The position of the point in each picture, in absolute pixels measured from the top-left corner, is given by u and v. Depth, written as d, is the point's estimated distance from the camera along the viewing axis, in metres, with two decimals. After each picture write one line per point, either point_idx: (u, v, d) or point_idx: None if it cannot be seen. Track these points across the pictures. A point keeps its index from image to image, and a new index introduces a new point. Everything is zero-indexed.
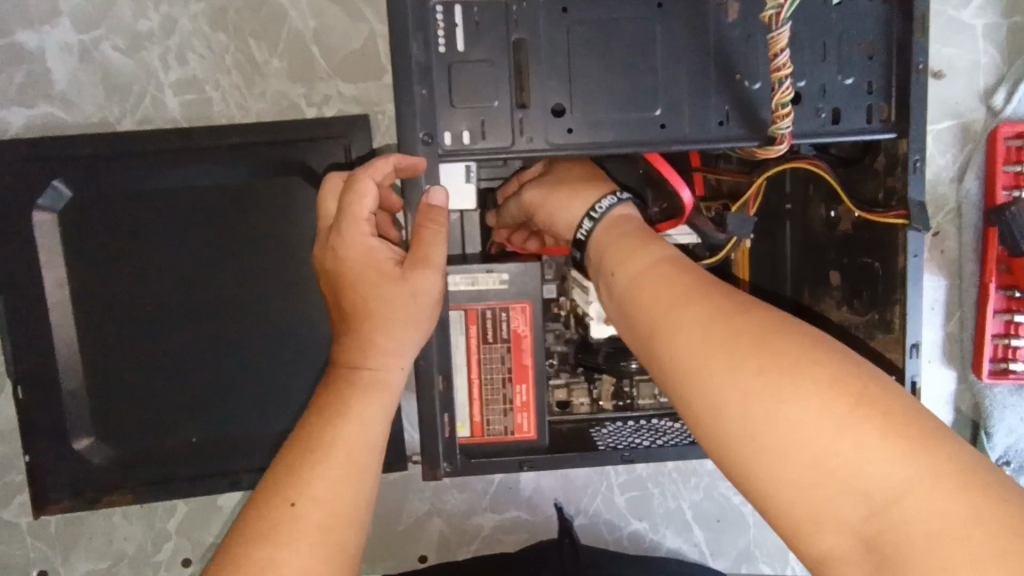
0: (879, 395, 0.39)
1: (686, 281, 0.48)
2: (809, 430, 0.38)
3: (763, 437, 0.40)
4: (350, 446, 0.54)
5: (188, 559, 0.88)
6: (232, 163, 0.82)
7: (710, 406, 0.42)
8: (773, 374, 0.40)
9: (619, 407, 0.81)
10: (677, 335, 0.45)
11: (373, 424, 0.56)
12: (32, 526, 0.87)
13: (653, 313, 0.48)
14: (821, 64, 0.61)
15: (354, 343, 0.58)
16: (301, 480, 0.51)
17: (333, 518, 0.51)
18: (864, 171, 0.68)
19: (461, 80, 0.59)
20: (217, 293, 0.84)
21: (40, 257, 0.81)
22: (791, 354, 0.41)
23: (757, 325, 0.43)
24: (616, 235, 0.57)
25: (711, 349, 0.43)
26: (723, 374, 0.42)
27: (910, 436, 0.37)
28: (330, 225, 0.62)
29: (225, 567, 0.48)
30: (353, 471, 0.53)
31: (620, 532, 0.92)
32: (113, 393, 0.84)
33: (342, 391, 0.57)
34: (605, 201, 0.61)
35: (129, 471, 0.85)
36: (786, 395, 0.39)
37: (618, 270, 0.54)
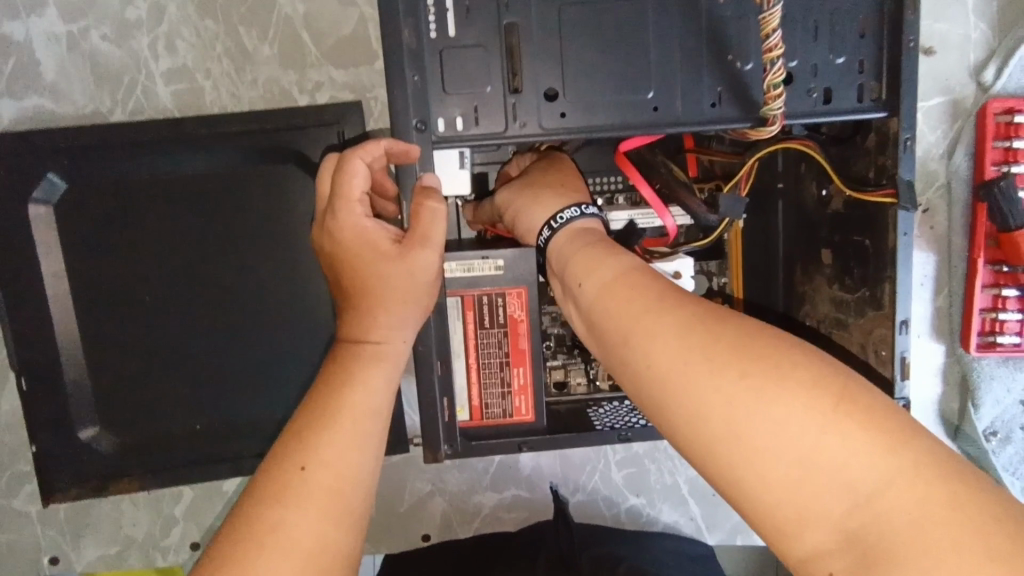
0: (855, 393, 0.40)
1: (660, 287, 0.49)
2: (794, 432, 0.39)
3: (746, 439, 0.40)
4: (357, 412, 0.55)
5: (195, 543, 0.90)
6: (227, 152, 0.82)
7: (693, 411, 0.42)
8: (754, 377, 0.41)
9: (615, 386, 0.82)
10: (655, 341, 0.45)
11: (380, 389, 0.57)
12: (40, 514, 0.88)
13: (628, 319, 0.48)
14: (813, 44, 0.61)
15: (356, 317, 0.59)
16: (310, 444, 0.52)
17: (340, 481, 0.52)
18: (856, 150, 0.69)
19: (452, 66, 0.59)
20: (216, 282, 0.84)
21: (37, 249, 0.82)
22: (771, 357, 0.42)
23: (735, 330, 0.44)
24: (577, 246, 0.58)
25: (691, 353, 0.43)
26: (706, 378, 0.42)
27: (886, 431, 0.38)
28: (325, 207, 0.62)
29: (238, 524, 0.49)
30: (359, 436, 0.54)
31: (618, 507, 0.94)
32: (115, 382, 0.85)
33: (349, 361, 0.58)
34: (567, 212, 0.62)
35: (135, 457, 0.86)
36: (769, 396, 0.40)
37: (586, 278, 0.54)
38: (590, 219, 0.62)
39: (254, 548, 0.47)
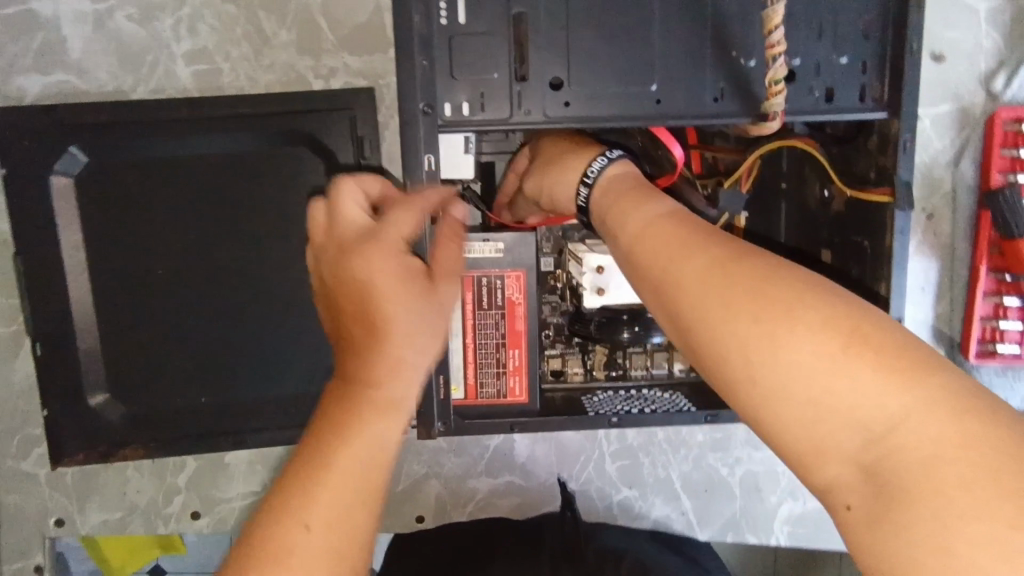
0: (870, 328, 0.38)
1: (686, 232, 0.49)
2: (804, 373, 0.38)
3: (760, 379, 0.40)
4: (357, 457, 0.46)
5: (196, 513, 0.92)
6: (243, 133, 0.84)
7: (712, 353, 0.43)
8: (768, 320, 0.40)
9: (611, 376, 0.85)
10: (676, 288, 0.46)
11: (386, 433, 0.48)
12: (48, 477, 0.91)
13: (653, 265, 0.48)
14: (817, 42, 0.62)
15: (359, 356, 0.51)
16: (308, 501, 0.45)
17: (339, 539, 0.45)
18: (858, 150, 0.69)
19: (460, 53, 0.61)
20: (227, 258, 0.87)
21: (56, 220, 0.84)
22: (785, 297, 0.41)
23: (754, 271, 0.43)
24: (611, 198, 0.59)
25: (709, 297, 0.43)
26: (721, 322, 0.42)
27: (901, 369, 0.37)
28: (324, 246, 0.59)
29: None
30: (367, 490, 0.46)
31: (610, 499, 0.95)
32: (125, 352, 0.87)
33: (348, 407, 0.49)
34: (594, 165, 0.64)
35: (143, 426, 0.88)
36: (781, 338, 0.39)
37: (620, 231, 0.55)
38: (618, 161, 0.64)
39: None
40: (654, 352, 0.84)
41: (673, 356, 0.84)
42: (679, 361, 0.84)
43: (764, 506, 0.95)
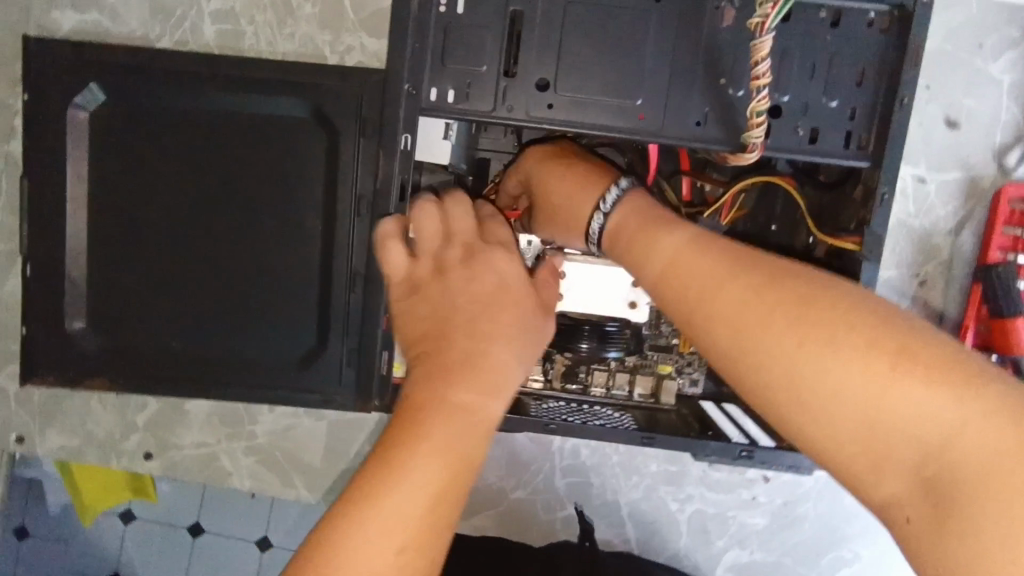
0: (912, 343, 0.43)
1: (718, 259, 0.53)
2: (854, 398, 0.43)
3: (812, 407, 0.44)
4: (468, 407, 0.51)
5: (149, 454, 0.94)
6: (254, 95, 0.87)
7: (762, 384, 0.47)
8: (811, 346, 0.45)
9: (569, 388, 0.84)
10: (716, 318, 0.50)
11: (474, 434, 0.51)
12: (17, 394, 0.94)
13: (688, 294, 0.53)
14: (808, 82, 0.61)
15: (433, 359, 0.56)
16: (394, 482, 0.46)
17: (454, 481, 0.48)
18: (845, 198, 0.68)
19: (453, 41, 0.62)
20: (220, 212, 0.89)
21: (66, 150, 0.88)
22: (830, 321, 0.45)
23: (786, 298, 0.47)
24: (625, 234, 0.62)
25: (758, 327, 0.47)
26: (772, 350, 0.46)
27: (952, 380, 0.41)
28: (418, 290, 0.62)
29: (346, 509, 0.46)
30: (471, 448, 0.50)
31: (554, 514, 0.94)
32: (109, 286, 0.90)
33: (434, 394, 0.52)
34: (601, 207, 0.65)
35: (113, 361, 0.91)
36: (829, 363, 0.44)
37: (646, 262, 0.58)
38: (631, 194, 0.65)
39: (362, 529, 0.45)
40: (616, 371, 0.84)
41: (634, 379, 0.84)
42: (640, 385, 0.84)
43: (708, 548, 0.94)
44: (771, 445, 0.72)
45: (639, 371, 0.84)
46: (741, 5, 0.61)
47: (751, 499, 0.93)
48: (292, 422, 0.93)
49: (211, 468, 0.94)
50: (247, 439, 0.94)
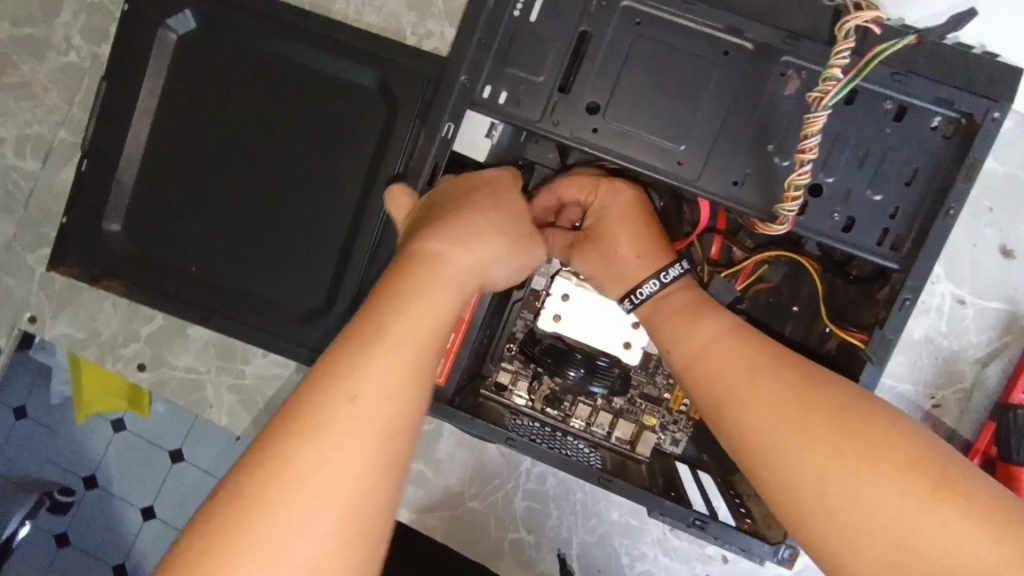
0: (944, 474, 0.49)
1: (758, 356, 0.61)
2: (885, 512, 0.48)
3: (841, 515, 0.50)
4: (432, 288, 0.53)
5: (143, 364, 0.97)
6: (330, 56, 0.90)
7: (790, 483, 0.53)
8: (847, 456, 0.51)
9: (549, 412, 0.83)
10: (752, 411, 0.58)
11: (440, 295, 0.54)
12: (41, 277, 0.97)
13: (730, 386, 0.60)
14: (856, 170, 0.60)
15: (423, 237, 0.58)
16: (365, 361, 0.48)
17: (414, 359, 0.49)
18: (868, 296, 0.67)
19: (517, 46, 0.63)
20: (270, 155, 0.93)
21: (147, 64, 0.92)
22: (866, 436, 0.52)
23: (826, 407, 0.54)
24: (663, 316, 0.69)
25: (794, 428, 0.55)
26: (805, 453, 0.53)
27: (987, 514, 0.47)
28: (405, 231, 0.64)
29: (300, 402, 0.47)
30: (429, 332, 0.51)
31: (504, 534, 0.93)
32: (151, 198, 0.94)
33: (411, 269, 0.55)
34: (661, 277, 0.70)
35: (135, 268, 0.94)
36: (859, 475, 0.50)
37: (683, 342, 0.66)
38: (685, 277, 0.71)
39: (328, 408, 0.46)
40: (600, 410, 0.83)
41: (616, 422, 0.83)
42: (620, 429, 0.83)
43: None
44: (729, 523, 0.70)
45: (623, 415, 0.83)
46: (808, 77, 0.60)
47: None
48: (279, 371, 0.95)
49: (194, 395, 0.96)
50: (235, 377, 0.96)
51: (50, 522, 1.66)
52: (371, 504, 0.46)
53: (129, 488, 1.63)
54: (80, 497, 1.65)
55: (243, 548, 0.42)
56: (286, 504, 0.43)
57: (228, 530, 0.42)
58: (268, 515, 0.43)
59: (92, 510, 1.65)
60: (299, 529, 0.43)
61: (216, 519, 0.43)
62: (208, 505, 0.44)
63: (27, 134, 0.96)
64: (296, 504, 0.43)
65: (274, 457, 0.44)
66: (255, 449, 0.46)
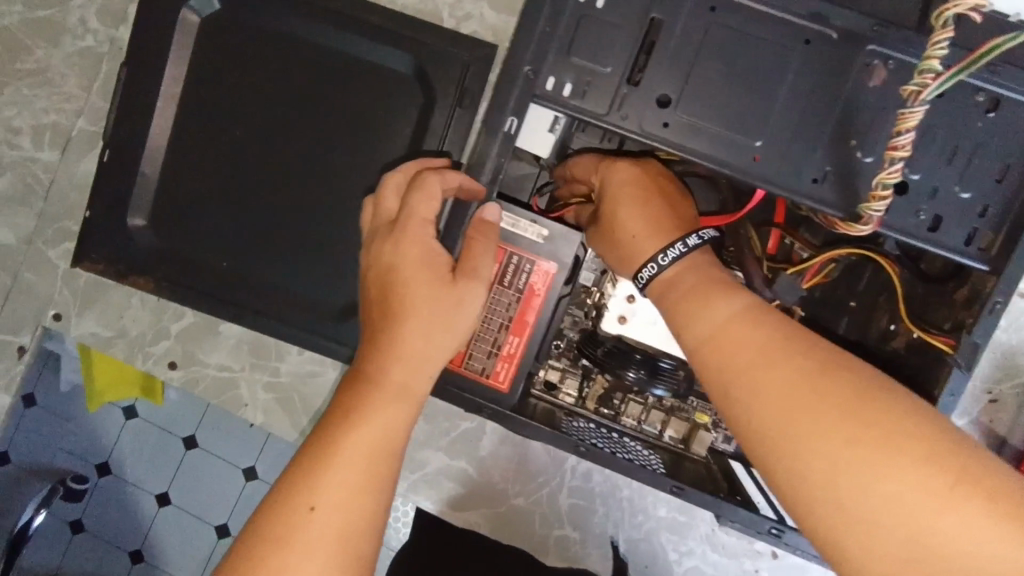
0: (970, 470, 0.44)
1: (769, 336, 0.53)
2: (902, 509, 0.44)
3: (852, 511, 0.46)
4: (405, 352, 0.59)
5: (173, 363, 0.94)
6: (362, 40, 0.86)
7: (799, 476, 0.48)
8: (862, 449, 0.46)
9: (601, 413, 0.82)
10: (760, 399, 0.51)
11: (410, 346, 0.59)
12: (65, 273, 0.93)
13: (736, 368, 0.53)
14: (943, 166, 0.57)
15: (389, 287, 0.60)
16: (343, 436, 0.56)
17: (387, 421, 0.57)
18: (941, 295, 0.66)
19: (584, 34, 0.59)
20: (300, 145, 0.88)
21: (170, 49, 0.87)
22: (886, 427, 0.46)
23: (843, 396, 0.48)
24: (676, 295, 0.60)
25: (805, 419, 0.48)
26: (817, 444, 0.47)
27: (1015, 514, 0.42)
28: (373, 233, 0.64)
29: (297, 471, 0.55)
30: (409, 386, 0.59)
31: (549, 531, 0.92)
32: (176, 191, 0.90)
33: (382, 327, 0.59)
34: (660, 256, 0.61)
35: (161, 263, 0.90)
36: (877, 470, 0.45)
37: (692, 324, 0.57)
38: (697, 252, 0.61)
39: (317, 481, 0.55)
40: (652, 408, 0.82)
41: (668, 421, 0.82)
42: (672, 428, 0.82)
43: None
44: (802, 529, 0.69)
45: (674, 413, 0.82)
46: (895, 67, 0.57)
47: (753, 571, 0.90)
48: (316, 369, 0.93)
49: (229, 393, 0.94)
50: (270, 375, 0.94)
51: (64, 510, 1.64)
52: (369, 522, 0.56)
53: (144, 475, 1.61)
54: (95, 486, 1.63)
55: (290, 538, 0.53)
56: (295, 557, 0.52)
57: (278, 523, 0.53)
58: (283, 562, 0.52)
59: (106, 499, 1.63)
60: (327, 524, 0.54)
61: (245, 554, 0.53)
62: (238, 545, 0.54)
63: (44, 123, 0.92)
64: (320, 506, 0.54)
65: (280, 521, 0.53)
66: (265, 508, 0.55)
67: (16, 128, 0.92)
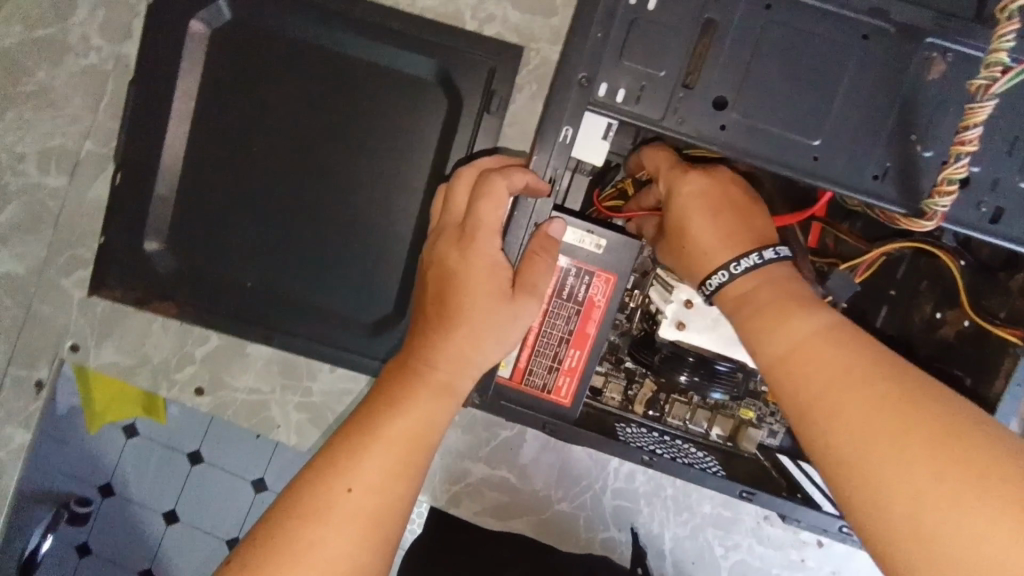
0: None
1: (851, 359, 0.51)
2: (981, 545, 0.40)
3: (927, 542, 0.42)
4: (456, 348, 0.60)
5: (200, 388, 0.92)
6: (382, 45, 0.82)
7: (873, 499, 0.45)
8: (945, 479, 0.42)
9: (648, 415, 0.81)
10: (840, 418, 0.49)
11: (461, 347, 0.60)
12: (81, 302, 0.90)
13: (815, 387, 0.52)
14: (1004, 157, 0.57)
15: (450, 285, 0.61)
16: (380, 426, 0.57)
17: (427, 414, 0.58)
18: (993, 285, 0.67)
19: (637, 37, 0.58)
20: (322, 157, 0.85)
21: (180, 64, 0.84)
22: (972, 461, 0.42)
23: (932, 424, 0.45)
24: (749, 309, 0.59)
25: (883, 441, 0.46)
26: (894, 468, 0.45)
27: None
28: (442, 229, 0.65)
29: (332, 453, 0.56)
30: (452, 383, 0.60)
31: (594, 534, 0.92)
32: (193, 211, 0.86)
33: (437, 325, 0.61)
34: (733, 265, 0.61)
35: (183, 287, 0.87)
36: (957, 505, 0.41)
37: (769, 339, 0.57)
38: (771, 265, 0.61)
39: (349, 465, 0.55)
40: (697, 408, 0.81)
41: (714, 419, 0.81)
42: (718, 425, 0.82)
43: None
44: None
45: (720, 411, 0.81)
46: (953, 60, 0.57)
47: (799, 560, 0.91)
48: (350, 386, 0.91)
49: (260, 416, 0.92)
50: (302, 395, 0.91)
51: (66, 535, 1.47)
52: (391, 513, 0.55)
53: (150, 493, 1.45)
54: (99, 508, 1.47)
55: (321, 514, 0.53)
56: (317, 533, 0.52)
57: (313, 497, 0.53)
58: (302, 539, 0.52)
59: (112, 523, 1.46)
60: (359, 506, 0.54)
61: (268, 529, 0.53)
62: (263, 518, 0.54)
63: (50, 146, 0.89)
64: (358, 486, 0.54)
65: (307, 496, 0.54)
66: (295, 485, 0.55)
67: (21, 154, 0.89)
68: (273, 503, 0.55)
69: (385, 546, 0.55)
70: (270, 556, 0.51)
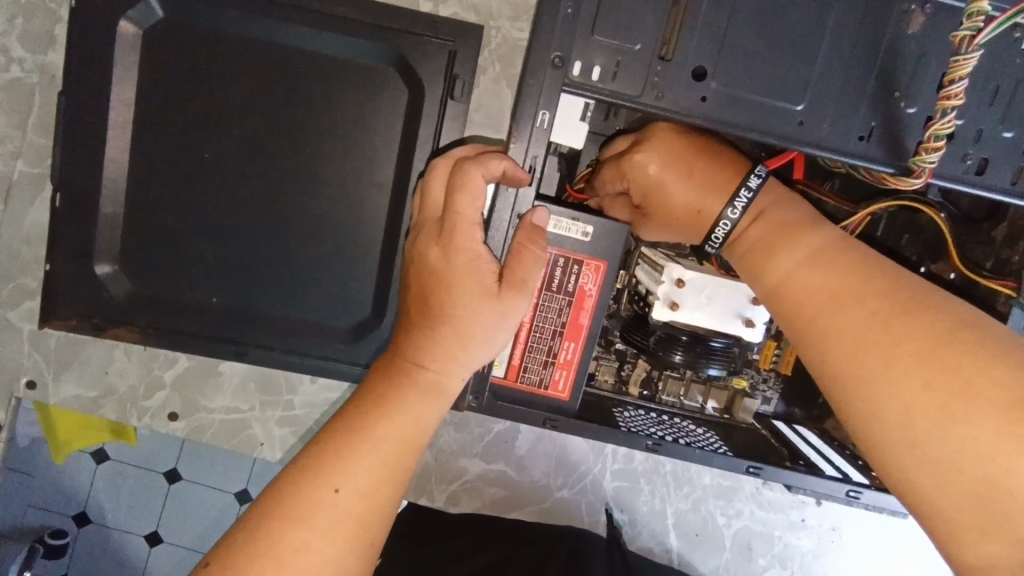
0: None
1: (843, 281, 0.50)
2: (971, 447, 0.40)
3: (918, 445, 0.43)
4: (444, 344, 0.56)
5: (174, 414, 0.87)
6: (331, 34, 0.77)
7: (867, 412, 0.46)
8: (937, 387, 0.42)
9: (643, 395, 0.80)
10: (832, 339, 0.49)
11: (449, 346, 0.56)
12: (33, 335, 0.84)
13: (809, 313, 0.51)
14: (986, 108, 0.56)
15: (433, 280, 0.57)
16: (369, 423, 0.53)
17: (414, 413, 0.55)
18: (977, 235, 0.68)
19: (608, 10, 0.55)
20: (278, 159, 0.79)
21: (112, 70, 0.77)
22: (962, 369, 0.42)
23: (924, 334, 0.44)
24: (749, 246, 0.58)
25: (875, 357, 0.46)
26: (887, 382, 0.45)
27: None
28: (422, 221, 0.60)
29: (317, 451, 0.53)
30: (439, 382, 0.57)
31: (598, 517, 0.91)
32: (144, 228, 0.80)
33: (422, 319, 0.57)
34: (730, 213, 0.59)
35: (143, 310, 0.82)
36: (948, 412, 0.42)
37: (765, 271, 0.56)
38: (760, 196, 0.59)
39: (336, 464, 0.52)
40: (691, 383, 0.80)
41: (709, 392, 0.81)
42: (714, 398, 0.81)
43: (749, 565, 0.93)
44: (880, 488, 0.69)
45: (714, 384, 0.80)
46: (933, 11, 0.55)
47: (800, 521, 0.92)
48: (333, 395, 0.87)
49: (241, 435, 0.87)
50: (284, 409, 0.87)
51: (46, 570, 1.38)
52: (377, 514, 0.53)
53: (127, 517, 1.35)
54: (77, 537, 1.37)
55: (307, 514, 0.50)
56: (301, 536, 0.49)
57: (297, 500, 0.50)
58: (286, 541, 0.49)
59: (92, 551, 1.37)
60: (347, 509, 0.51)
61: (248, 529, 0.50)
62: (243, 516, 0.52)
63: None
64: (346, 487, 0.51)
65: (291, 497, 0.51)
66: (280, 481, 0.52)
67: None
68: (254, 501, 0.52)
69: (371, 547, 0.53)
70: (251, 561, 0.48)
